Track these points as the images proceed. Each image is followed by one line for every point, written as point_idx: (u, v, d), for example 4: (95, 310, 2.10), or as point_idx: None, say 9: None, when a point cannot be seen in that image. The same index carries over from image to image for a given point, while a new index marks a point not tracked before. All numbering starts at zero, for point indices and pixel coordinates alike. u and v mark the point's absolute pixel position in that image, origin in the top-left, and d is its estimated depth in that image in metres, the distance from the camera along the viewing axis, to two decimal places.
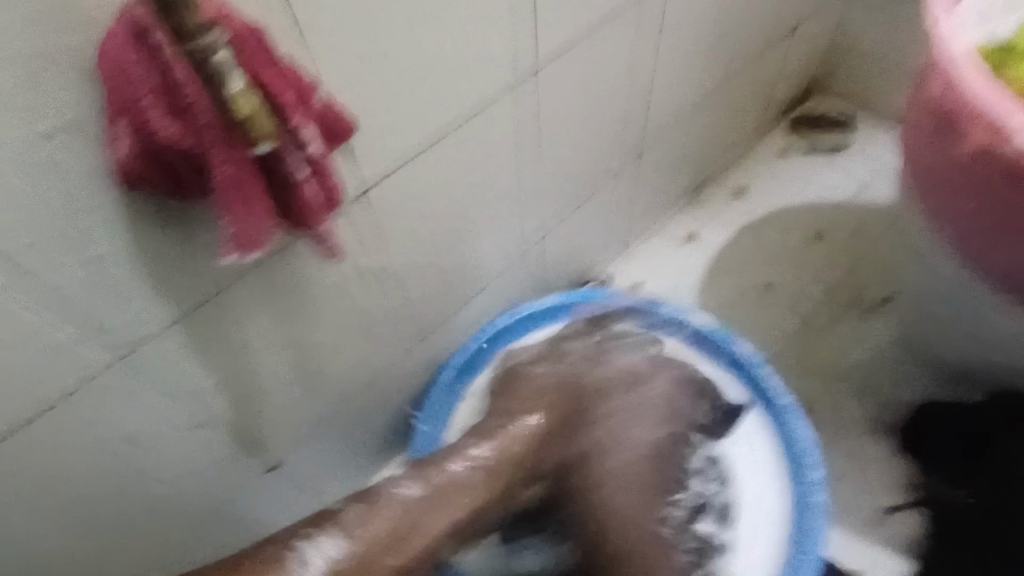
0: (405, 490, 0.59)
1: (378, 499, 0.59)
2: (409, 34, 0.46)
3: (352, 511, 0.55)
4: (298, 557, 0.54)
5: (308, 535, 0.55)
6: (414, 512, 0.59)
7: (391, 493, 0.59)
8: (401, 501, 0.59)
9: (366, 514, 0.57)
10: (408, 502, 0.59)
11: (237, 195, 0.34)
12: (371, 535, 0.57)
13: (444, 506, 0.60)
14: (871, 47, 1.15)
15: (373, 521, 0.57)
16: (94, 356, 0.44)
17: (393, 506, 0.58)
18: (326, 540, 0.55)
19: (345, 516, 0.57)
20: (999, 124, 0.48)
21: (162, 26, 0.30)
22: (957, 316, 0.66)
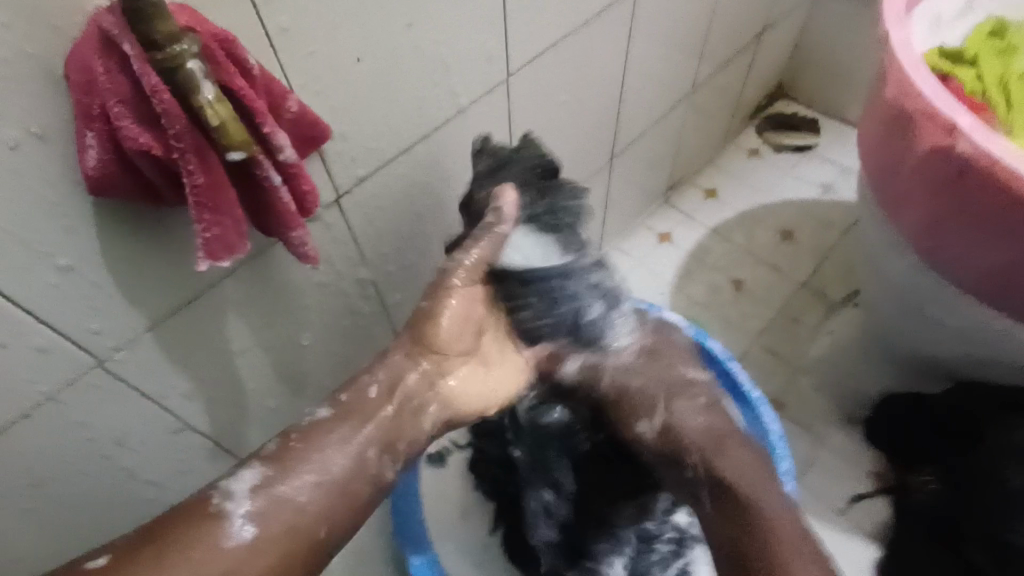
0: (325, 414, 0.50)
1: (296, 432, 0.49)
2: (381, 41, 0.47)
3: (274, 448, 0.48)
4: (220, 492, 0.45)
5: (229, 474, 0.46)
6: (326, 431, 0.49)
7: (312, 424, 0.49)
8: (324, 427, 0.49)
9: (289, 448, 0.47)
10: (332, 426, 0.49)
11: (210, 203, 0.34)
12: (312, 466, 0.47)
13: (363, 424, 0.50)
14: (836, 51, 1.18)
15: (327, 451, 0.48)
16: (65, 365, 0.43)
17: (323, 438, 0.48)
18: (247, 472, 0.46)
19: (270, 449, 0.48)
20: (949, 124, 0.50)
21: (130, 35, 0.30)
22: (917, 313, 0.68)
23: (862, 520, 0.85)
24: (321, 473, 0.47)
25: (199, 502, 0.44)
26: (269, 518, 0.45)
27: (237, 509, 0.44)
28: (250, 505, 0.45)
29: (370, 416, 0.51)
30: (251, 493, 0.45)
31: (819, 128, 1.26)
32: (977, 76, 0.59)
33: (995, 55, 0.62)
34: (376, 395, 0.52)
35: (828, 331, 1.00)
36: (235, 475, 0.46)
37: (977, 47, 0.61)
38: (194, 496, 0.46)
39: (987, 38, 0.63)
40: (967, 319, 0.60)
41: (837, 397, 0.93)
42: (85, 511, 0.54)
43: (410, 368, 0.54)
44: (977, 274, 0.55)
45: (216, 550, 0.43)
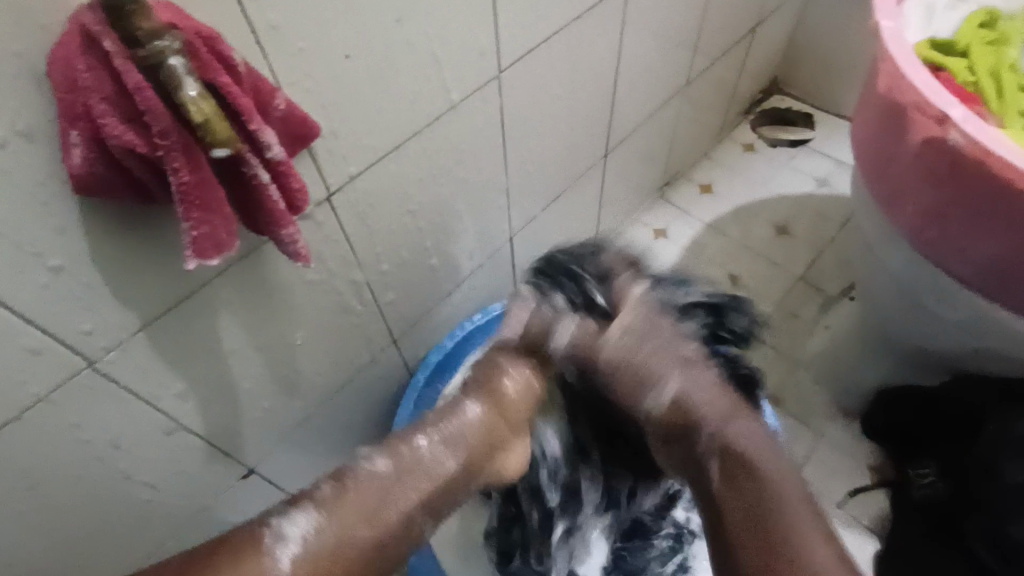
0: (382, 467, 0.49)
1: (350, 481, 0.48)
2: (370, 38, 0.46)
3: (328, 490, 0.47)
4: (274, 530, 0.45)
5: (287, 513, 0.46)
6: (388, 487, 0.48)
7: (368, 477, 0.48)
8: (381, 482, 0.48)
9: (344, 491, 0.47)
10: (386, 480, 0.48)
11: (197, 201, 0.34)
12: (366, 520, 0.47)
13: (418, 484, 0.49)
14: (830, 45, 1.18)
15: (385, 512, 0.47)
16: (57, 367, 0.43)
17: (375, 491, 0.48)
18: (305, 516, 0.46)
19: (322, 494, 0.47)
20: (941, 116, 0.50)
21: (111, 31, 0.30)
22: (911, 305, 0.68)
23: (861, 513, 0.85)
24: (369, 525, 0.47)
25: (254, 535, 0.45)
26: (314, 557, 0.45)
27: (285, 549, 0.44)
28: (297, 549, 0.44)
29: (422, 474, 0.50)
30: (302, 533, 0.45)
31: (813, 122, 1.26)
32: (969, 68, 0.59)
33: (986, 46, 0.61)
34: (433, 453, 0.51)
35: (824, 325, 1.00)
36: (289, 516, 0.46)
37: (968, 39, 0.61)
38: (241, 529, 0.46)
39: (979, 30, 0.63)
40: (961, 310, 0.60)
41: (834, 390, 0.93)
42: (82, 513, 0.54)
43: (473, 433, 0.53)
44: (970, 263, 0.55)
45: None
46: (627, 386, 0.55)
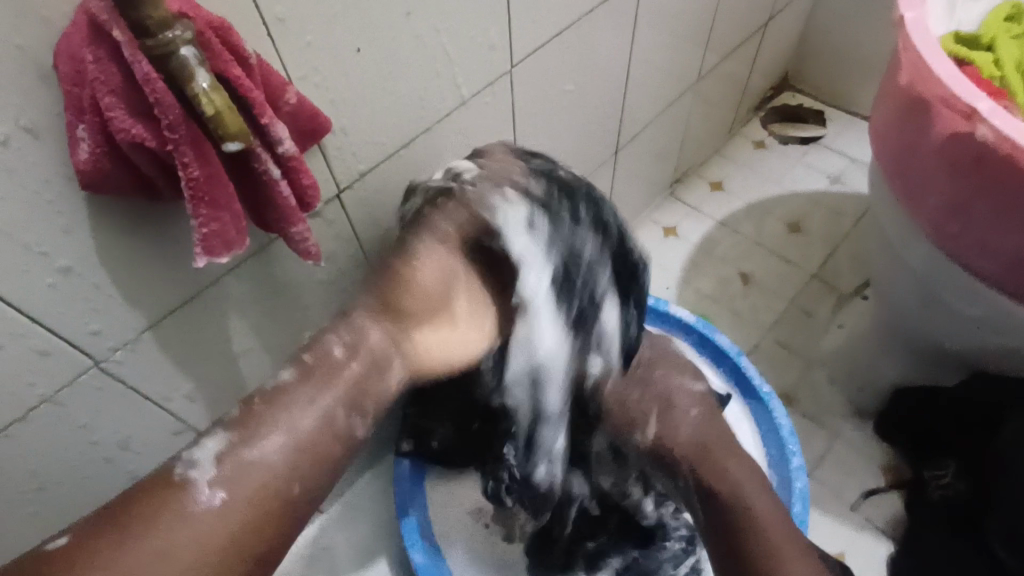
0: (289, 376, 0.45)
1: (258, 397, 0.44)
2: (381, 31, 0.45)
3: (237, 413, 0.43)
4: (182, 460, 0.41)
5: (194, 441, 0.42)
6: (294, 392, 0.44)
7: (277, 389, 0.44)
8: (289, 390, 0.44)
9: (252, 414, 0.43)
10: (297, 385, 0.45)
11: (206, 197, 0.33)
12: (282, 426, 0.43)
13: (329, 384, 0.45)
14: (843, 40, 1.16)
15: (297, 415, 0.43)
16: (63, 368, 0.42)
17: (284, 400, 0.44)
18: (213, 438, 0.42)
19: (233, 413, 0.43)
20: (969, 110, 0.49)
21: (119, 21, 0.29)
22: (932, 303, 0.66)
23: (874, 514, 0.83)
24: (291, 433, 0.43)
25: (161, 475, 0.41)
26: (234, 470, 0.41)
27: (203, 481, 0.41)
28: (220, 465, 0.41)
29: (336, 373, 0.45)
30: (216, 460, 0.41)
31: (825, 119, 1.24)
32: (995, 61, 0.57)
33: (1011, 39, 0.60)
34: (340, 353, 0.46)
35: (838, 324, 0.98)
36: (195, 443, 0.42)
37: (993, 32, 0.60)
38: (156, 471, 0.42)
39: (1003, 23, 0.61)
40: (984, 308, 0.59)
41: (848, 391, 0.92)
42: None
43: (381, 339, 0.48)
44: (994, 260, 0.53)
45: (188, 518, 0.39)
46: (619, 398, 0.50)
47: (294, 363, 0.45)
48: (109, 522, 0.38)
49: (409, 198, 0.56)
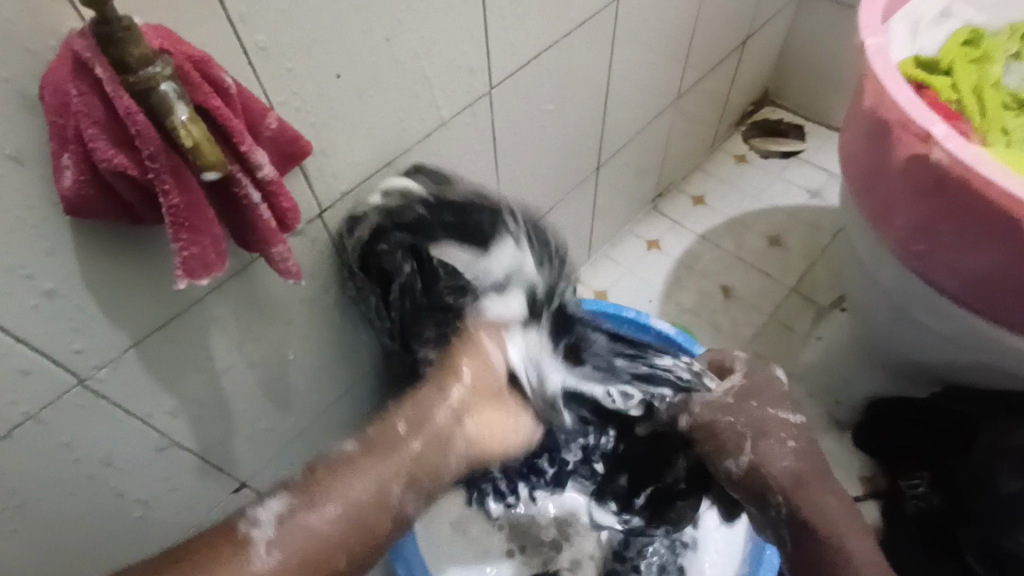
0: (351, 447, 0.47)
1: (321, 467, 0.45)
2: (360, 58, 0.47)
3: (302, 477, 0.45)
4: (246, 517, 0.43)
5: (256, 503, 0.44)
6: (348, 460, 0.46)
7: (339, 458, 0.46)
8: (345, 458, 0.46)
9: (316, 483, 0.44)
10: (353, 453, 0.46)
11: (186, 222, 0.34)
12: (336, 492, 0.44)
13: (390, 457, 0.46)
14: (819, 58, 1.20)
15: (354, 484, 0.44)
16: (46, 386, 0.43)
17: (340, 467, 0.45)
18: (274, 500, 0.44)
19: (296, 479, 0.45)
20: (925, 134, 0.51)
21: (102, 57, 0.30)
22: (901, 317, 0.69)
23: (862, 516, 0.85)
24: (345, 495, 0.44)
25: (224, 530, 0.43)
26: (293, 528, 0.42)
27: (262, 537, 0.42)
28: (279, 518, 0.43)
29: (391, 450, 0.47)
30: (277, 518, 0.43)
31: (804, 134, 1.27)
32: (952, 85, 0.60)
33: (969, 63, 0.62)
34: (407, 427, 0.48)
35: (817, 336, 1.00)
36: (262, 502, 0.44)
37: (952, 56, 0.62)
38: (216, 526, 0.44)
39: (962, 47, 0.63)
40: (948, 322, 0.61)
41: (827, 402, 0.94)
42: (73, 531, 0.53)
43: (439, 414, 0.50)
44: (959, 278, 0.55)
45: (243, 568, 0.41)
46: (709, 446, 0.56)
47: (357, 437, 0.47)
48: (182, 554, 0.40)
49: (357, 227, 0.56)
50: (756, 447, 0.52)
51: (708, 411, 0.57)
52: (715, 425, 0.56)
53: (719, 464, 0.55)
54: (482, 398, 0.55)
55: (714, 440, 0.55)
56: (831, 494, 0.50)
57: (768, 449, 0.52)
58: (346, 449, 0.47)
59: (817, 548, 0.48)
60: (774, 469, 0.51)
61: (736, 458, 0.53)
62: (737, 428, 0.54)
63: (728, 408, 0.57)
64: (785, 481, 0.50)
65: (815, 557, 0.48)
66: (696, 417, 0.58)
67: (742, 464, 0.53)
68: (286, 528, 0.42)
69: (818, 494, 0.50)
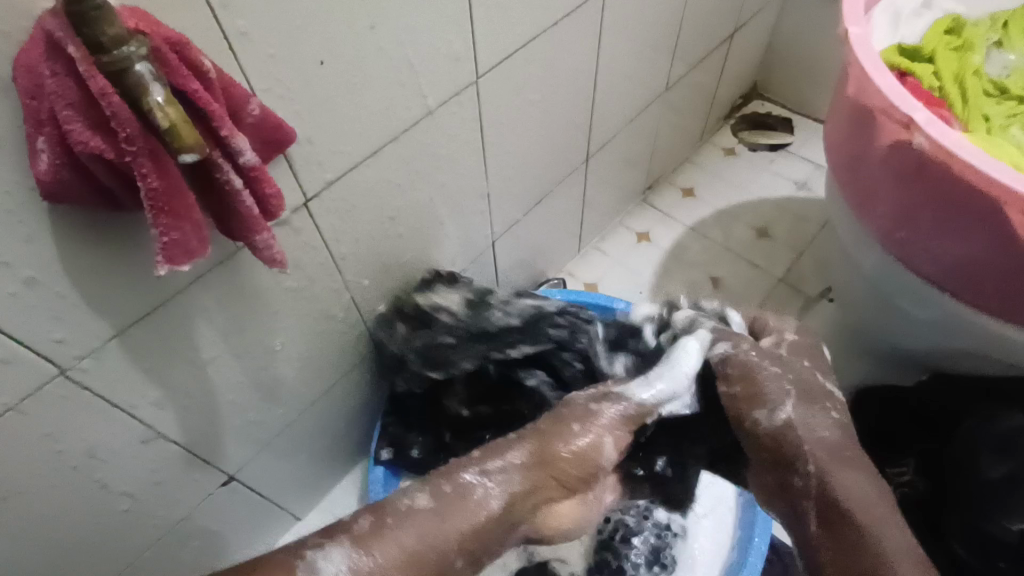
0: (422, 504, 0.48)
1: (391, 517, 0.47)
2: (344, 44, 0.47)
3: (365, 523, 0.47)
4: (316, 554, 0.44)
5: (320, 547, 0.45)
6: (429, 524, 0.47)
7: (408, 511, 0.47)
8: (423, 518, 0.47)
9: (382, 533, 0.46)
10: (429, 516, 0.47)
11: (166, 207, 0.34)
12: (404, 549, 0.45)
13: (460, 524, 0.47)
14: (806, 50, 1.20)
15: (403, 539, 0.46)
16: (27, 376, 0.43)
17: (412, 522, 0.47)
18: (337, 549, 0.45)
19: (361, 528, 0.46)
20: (907, 120, 0.51)
21: (74, 37, 0.30)
22: (885, 305, 0.69)
23: None
24: (413, 557, 0.45)
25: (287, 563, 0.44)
26: None
27: None
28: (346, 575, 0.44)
29: (466, 519, 0.48)
30: (340, 573, 0.44)
31: (792, 126, 1.28)
32: (933, 73, 0.60)
33: (951, 51, 0.62)
34: (489, 499, 0.49)
35: (805, 327, 1.01)
36: (327, 550, 0.44)
37: (934, 44, 0.62)
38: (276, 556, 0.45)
39: (944, 35, 0.64)
40: (932, 309, 0.61)
41: None
42: (57, 524, 0.53)
43: (519, 497, 0.50)
44: (942, 264, 0.56)
45: None
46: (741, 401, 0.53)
47: (432, 492, 0.49)
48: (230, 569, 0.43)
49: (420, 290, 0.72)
50: (795, 407, 0.52)
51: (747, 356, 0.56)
52: (758, 368, 0.54)
53: (748, 414, 0.53)
54: (573, 485, 0.52)
55: (752, 390, 0.53)
56: (856, 460, 0.49)
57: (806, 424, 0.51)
58: (414, 502, 0.48)
59: (850, 536, 0.44)
60: (813, 440, 0.50)
61: (769, 414, 0.52)
62: (774, 377, 0.54)
63: (776, 359, 0.56)
64: (822, 453, 0.49)
65: (851, 554, 0.44)
66: (739, 350, 0.56)
67: (777, 422, 0.51)
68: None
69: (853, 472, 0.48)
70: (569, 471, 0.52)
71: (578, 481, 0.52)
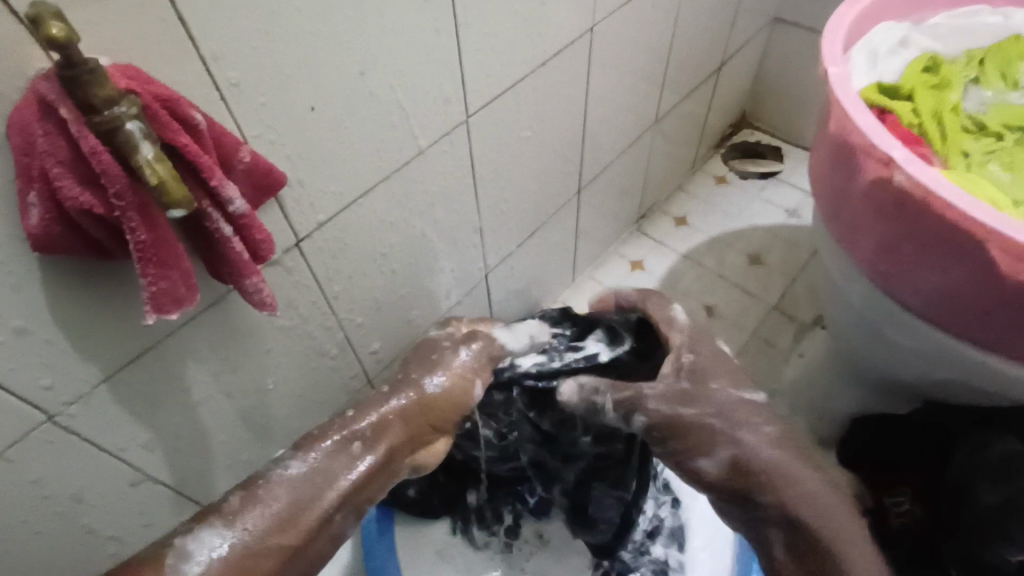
0: (294, 472, 0.44)
1: (261, 488, 0.43)
2: (335, 89, 0.48)
3: (236, 500, 0.43)
4: (192, 542, 0.41)
5: (190, 530, 0.41)
6: (298, 493, 0.43)
7: (280, 482, 0.43)
8: (294, 488, 0.43)
9: (256, 500, 0.42)
10: (300, 485, 0.43)
11: (155, 258, 0.34)
12: (273, 515, 0.42)
13: (335, 481, 0.44)
14: (793, 82, 1.23)
15: (282, 497, 0.43)
16: (14, 423, 0.42)
17: (284, 496, 0.43)
18: (210, 532, 0.41)
19: (230, 506, 0.42)
20: (887, 158, 0.52)
21: (67, 99, 0.30)
22: (875, 336, 0.70)
23: None
24: (282, 529, 0.42)
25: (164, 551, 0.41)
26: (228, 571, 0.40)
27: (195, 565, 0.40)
28: (228, 552, 0.40)
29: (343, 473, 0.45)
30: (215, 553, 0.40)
31: (781, 155, 1.30)
32: (913, 110, 0.61)
33: (928, 89, 0.64)
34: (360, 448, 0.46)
35: (799, 354, 1.01)
36: (199, 534, 0.41)
37: (911, 83, 0.63)
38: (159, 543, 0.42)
39: (921, 74, 0.65)
40: (920, 341, 0.62)
41: (812, 420, 0.94)
42: (43, 569, 0.52)
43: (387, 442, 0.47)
44: (924, 297, 0.57)
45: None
46: (681, 444, 0.50)
47: (303, 454, 0.45)
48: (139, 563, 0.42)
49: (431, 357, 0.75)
50: (738, 438, 0.48)
51: (665, 405, 0.51)
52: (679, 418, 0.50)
53: (693, 458, 0.49)
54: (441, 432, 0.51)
55: (688, 435, 0.50)
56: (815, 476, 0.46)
57: (747, 439, 0.47)
58: (289, 474, 0.44)
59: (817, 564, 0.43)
60: (768, 470, 0.46)
61: (705, 461, 0.48)
62: (707, 422, 0.49)
63: (695, 399, 0.51)
64: (756, 465, 0.46)
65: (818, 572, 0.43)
66: (653, 412, 0.51)
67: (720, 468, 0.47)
68: (228, 564, 0.40)
69: (811, 490, 0.45)
70: (444, 412, 0.50)
71: (448, 420, 0.51)
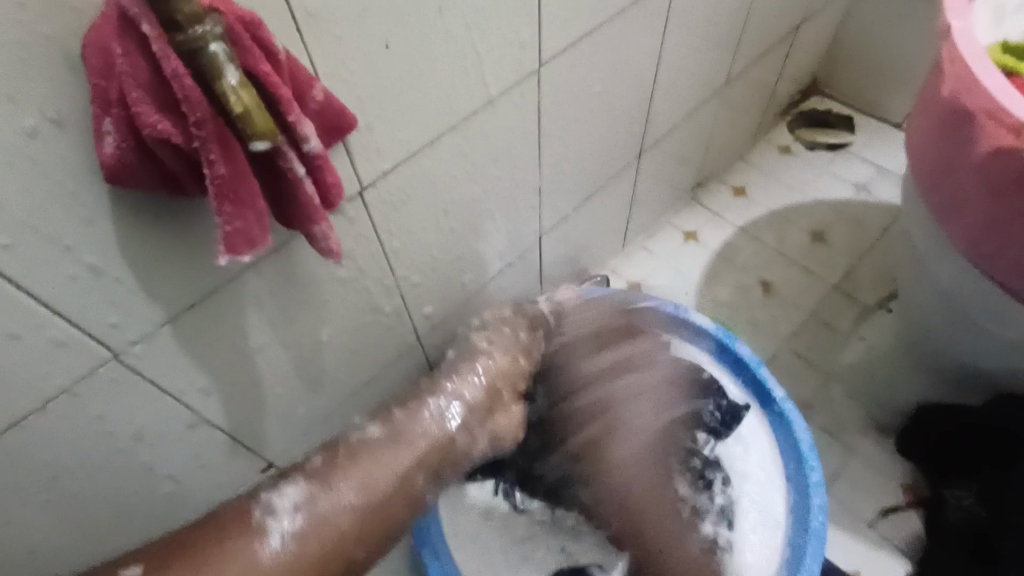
0: (376, 433, 0.56)
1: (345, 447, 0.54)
2: (410, 24, 0.44)
3: (320, 461, 0.53)
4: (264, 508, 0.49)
5: (274, 488, 0.50)
6: (387, 454, 0.54)
7: (361, 443, 0.54)
8: (375, 445, 0.54)
9: (332, 472, 0.51)
10: (379, 443, 0.55)
11: (230, 194, 0.33)
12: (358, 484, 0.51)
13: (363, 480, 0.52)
14: (875, 47, 1.14)
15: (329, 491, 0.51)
16: (79, 359, 0.42)
17: (370, 451, 0.53)
18: (293, 488, 0.50)
19: (316, 464, 0.52)
20: (1017, 124, 0.47)
21: (151, 16, 0.28)
22: (964, 322, 0.65)
23: (891, 532, 0.81)
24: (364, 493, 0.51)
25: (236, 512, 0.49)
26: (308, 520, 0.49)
27: (279, 525, 0.48)
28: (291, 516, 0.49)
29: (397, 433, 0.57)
30: (296, 508, 0.49)
31: (853, 126, 1.22)
32: None
33: None
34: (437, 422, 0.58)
35: (860, 337, 0.97)
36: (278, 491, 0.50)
37: None
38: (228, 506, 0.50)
39: None
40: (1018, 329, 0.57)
41: (870, 407, 0.90)
42: (107, 502, 0.53)
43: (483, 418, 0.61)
44: None
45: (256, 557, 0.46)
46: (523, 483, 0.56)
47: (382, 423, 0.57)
48: (175, 549, 0.44)
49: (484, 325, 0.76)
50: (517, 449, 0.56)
51: None
52: None
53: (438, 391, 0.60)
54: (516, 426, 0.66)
55: None
56: None
57: None
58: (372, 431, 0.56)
59: None
60: None
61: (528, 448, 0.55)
62: None
63: None
64: None
65: None
66: None
67: None
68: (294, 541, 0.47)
69: None
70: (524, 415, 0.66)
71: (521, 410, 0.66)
